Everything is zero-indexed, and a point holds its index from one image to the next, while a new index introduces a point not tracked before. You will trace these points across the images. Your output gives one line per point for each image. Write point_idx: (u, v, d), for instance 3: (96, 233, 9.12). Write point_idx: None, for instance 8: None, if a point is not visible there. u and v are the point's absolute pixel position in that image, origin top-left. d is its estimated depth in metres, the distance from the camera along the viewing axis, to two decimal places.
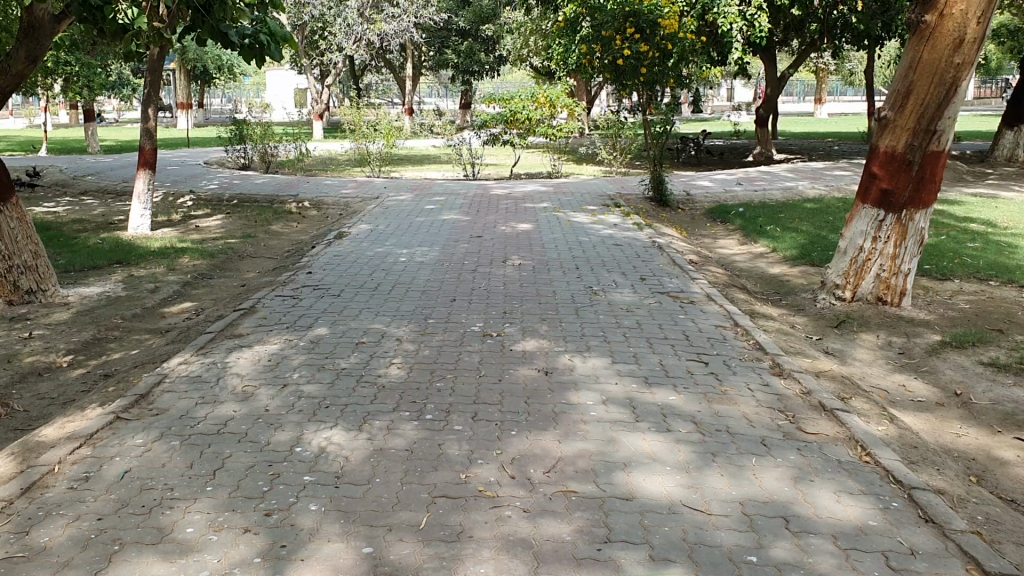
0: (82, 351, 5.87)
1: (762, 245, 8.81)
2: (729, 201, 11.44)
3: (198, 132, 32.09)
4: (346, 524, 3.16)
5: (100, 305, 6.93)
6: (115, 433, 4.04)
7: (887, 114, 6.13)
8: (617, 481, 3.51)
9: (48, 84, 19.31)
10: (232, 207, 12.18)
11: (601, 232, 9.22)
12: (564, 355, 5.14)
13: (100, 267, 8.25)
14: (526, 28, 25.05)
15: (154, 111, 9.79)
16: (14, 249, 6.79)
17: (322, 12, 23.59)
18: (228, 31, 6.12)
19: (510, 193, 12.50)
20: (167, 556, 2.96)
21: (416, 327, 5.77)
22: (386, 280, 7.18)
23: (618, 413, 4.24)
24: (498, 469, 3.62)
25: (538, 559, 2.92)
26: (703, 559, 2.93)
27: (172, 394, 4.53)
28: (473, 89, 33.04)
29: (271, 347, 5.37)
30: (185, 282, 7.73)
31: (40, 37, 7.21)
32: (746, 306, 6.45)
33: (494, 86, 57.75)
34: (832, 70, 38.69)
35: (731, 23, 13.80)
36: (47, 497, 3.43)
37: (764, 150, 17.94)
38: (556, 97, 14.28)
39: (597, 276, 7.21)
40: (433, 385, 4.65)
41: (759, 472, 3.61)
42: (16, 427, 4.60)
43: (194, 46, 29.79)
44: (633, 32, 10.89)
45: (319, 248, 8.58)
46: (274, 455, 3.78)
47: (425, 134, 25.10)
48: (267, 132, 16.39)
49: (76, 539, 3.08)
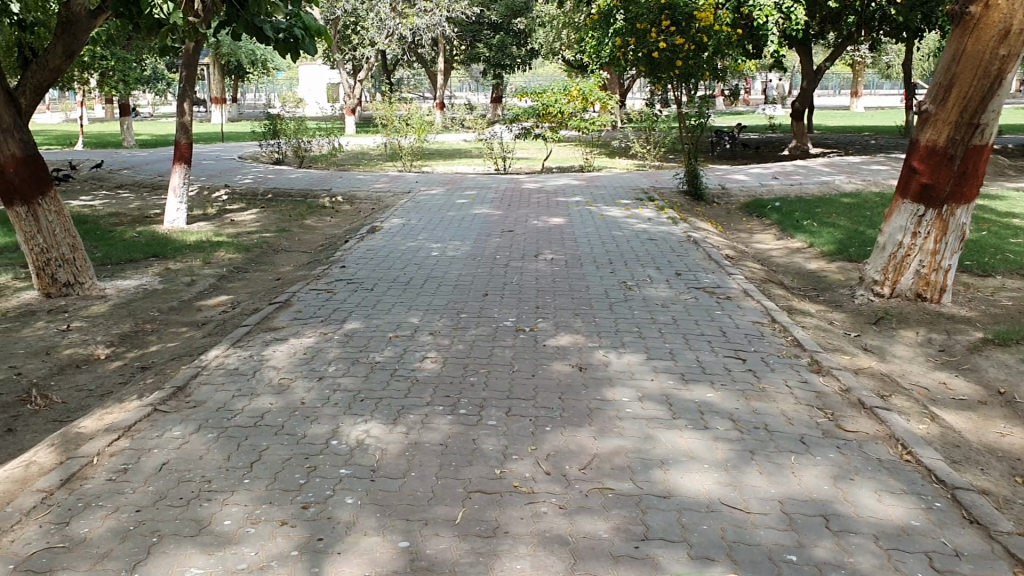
0: (121, 343, 5.93)
1: (799, 241, 8.71)
2: (765, 196, 11.29)
3: (233, 127, 32.20)
4: (383, 519, 3.15)
5: (138, 297, 7.00)
6: (155, 425, 4.08)
7: (929, 107, 6.01)
8: (655, 478, 3.48)
9: (85, 79, 19.56)
10: (266, 201, 12.25)
11: (635, 228, 9.11)
12: (600, 351, 5.11)
13: (137, 261, 8.33)
14: (559, 22, 24.92)
15: (188, 105, 9.85)
16: (53, 242, 6.88)
17: (355, 7, 23.62)
18: (263, 26, 6.15)
19: (543, 186, 12.41)
20: (206, 549, 2.97)
21: (449, 322, 5.76)
22: (417, 275, 7.15)
23: (655, 409, 4.21)
24: (533, 465, 3.60)
25: (577, 557, 2.90)
26: (743, 558, 2.90)
27: (210, 387, 4.56)
28: (506, 83, 32.83)
29: (307, 340, 5.38)
30: (221, 276, 7.79)
31: (77, 32, 7.32)
32: (784, 302, 6.37)
33: (526, 78, 57.46)
34: (870, 63, 38.17)
35: (767, 16, 13.61)
36: (86, 489, 3.45)
37: (800, 144, 17.77)
38: (589, 91, 14.11)
39: (631, 271, 7.18)
40: (467, 379, 4.65)
41: (799, 470, 3.56)
42: (56, 419, 4.67)
43: (228, 40, 30.02)
44: (669, 24, 10.76)
45: (353, 242, 8.62)
46: (310, 448, 3.79)
47: (459, 128, 25.10)
48: (301, 128, 16.48)
49: (115, 531, 3.10)
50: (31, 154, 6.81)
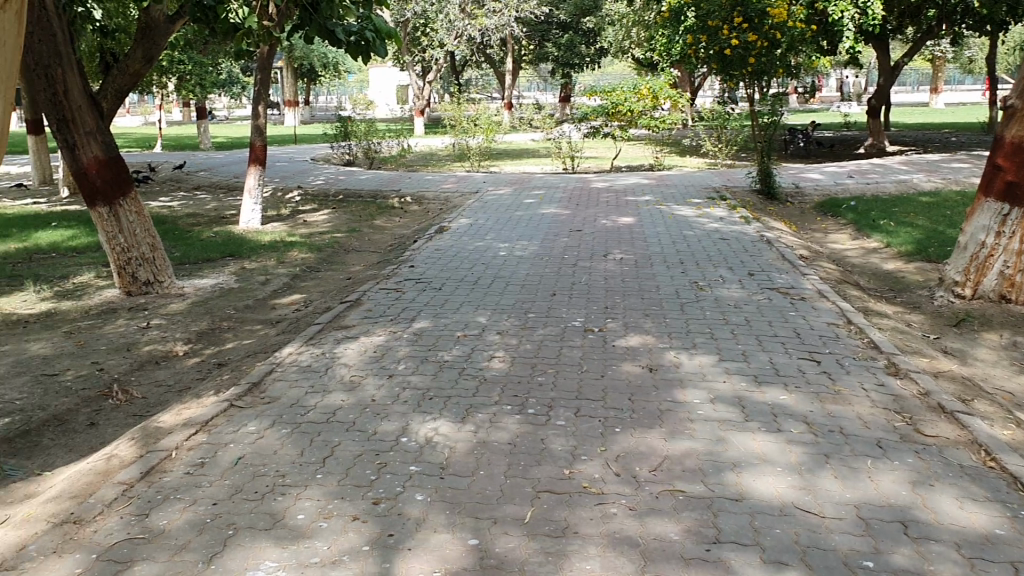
0: (198, 340, 6.08)
1: (875, 241, 8.51)
2: (840, 195, 11.05)
3: (305, 129, 32.78)
4: (453, 516, 3.17)
5: (214, 296, 7.17)
6: (231, 420, 4.17)
7: (1015, 103, 5.88)
8: (727, 481, 3.43)
9: (164, 83, 20.13)
10: (337, 201, 12.44)
11: (706, 227, 9.00)
12: (670, 352, 5.06)
13: (213, 260, 8.54)
14: (628, 21, 24.78)
15: (263, 108, 10.06)
16: (133, 242, 7.09)
17: (425, 8, 23.72)
18: (336, 29, 6.24)
19: (611, 186, 12.34)
20: (280, 542, 3.02)
21: (518, 322, 5.77)
22: (486, 275, 7.18)
23: (727, 412, 4.15)
24: (603, 466, 3.58)
25: (647, 559, 2.88)
26: (818, 563, 2.84)
27: (284, 384, 4.64)
28: (575, 82, 32.76)
29: (377, 338, 5.44)
30: (294, 275, 7.93)
31: (156, 37, 7.54)
32: (860, 303, 6.22)
33: (595, 77, 57.27)
34: (951, 58, 37.06)
35: (843, 11, 13.33)
36: (165, 481, 3.55)
37: (877, 142, 17.35)
38: (659, 88, 14.01)
39: (702, 271, 7.10)
40: (536, 379, 4.64)
41: (875, 475, 3.48)
42: (136, 414, 4.81)
43: (301, 44, 30.58)
44: (741, 21, 10.61)
45: (422, 242, 8.69)
46: (380, 444, 3.83)
47: (528, 128, 25.13)
48: (371, 129, 16.70)
49: (193, 523, 3.18)
50: (113, 155, 6.98)
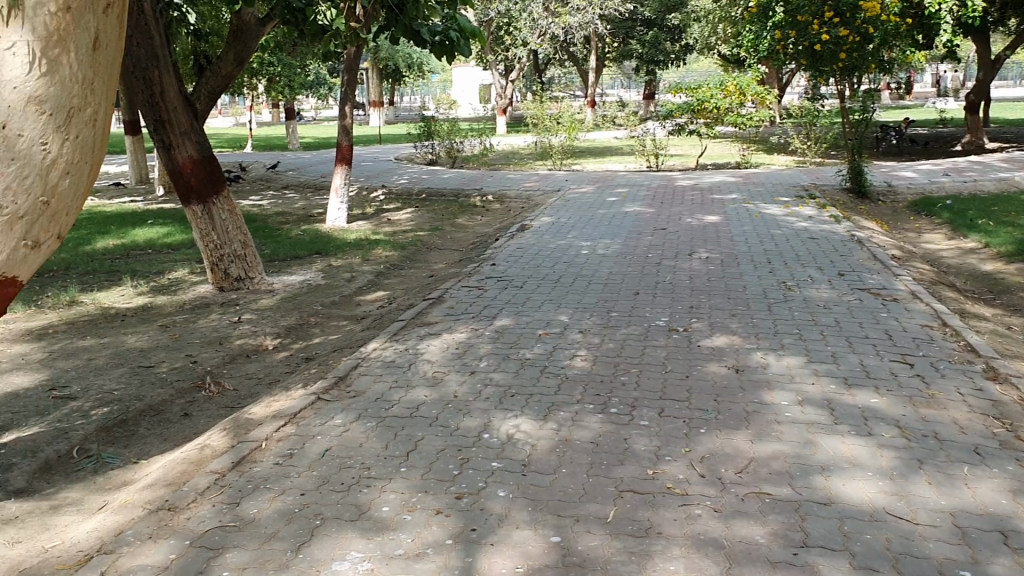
0: (287, 335, 6.23)
1: (972, 241, 8.22)
2: (935, 194, 10.70)
3: (390, 129, 33.25)
4: (535, 513, 3.18)
5: (302, 292, 7.33)
6: (318, 413, 4.26)
7: None
8: (815, 485, 3.35)
9: (255, 85, 20.65)
10: (421, 200, 12.59)
11: (793, 226, 8.83)
12: (757, 353, 4.98)
13: (301, 257, 8.73)
14: (713, 18, 24.45)
15: (351, 108, 10.29)
16: (226, 238, 7.31)
17: (508, 7, 23.62)
18: (421, 29, 6.31)
19: (696, 184, 12.19)
20: (365, 533, 3.07)
21: (601, 320, 5.75)
22: (569, 273, 7.17)
23: (815, 414, 4.06)
24: (687, 467, 3.54)
25: (732, 561, 2.84)
26: (910, 571, 2.76)
27: (369, 378, 4.72)
28: (659, 80, 32.45)
29: (459, 335, 5.49)
30: (378, 272, 8.05)
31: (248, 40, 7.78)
32: (955, 305, 6.02)
33: (679, 74, 56.63)
34: None
35: (940, 4, 12.96)
36: (256, 471, 3.65)
37: (975, 138, 16.75)
38: (746, 85, 13.78)
39: (789, 271, 6.96)
40: (618, 378, 4.62)
41: (972, 483, 3.36)
42: (227, 405, 4.95)
43: (387, 44, 31.02)
44: (833, 15, 10.33)
45: (505, 240, 8.74)
46: (463, 440, 3.87)
47: (611, 127, 25.00)
48: (454, 129, 16.84)
49: (282, 513, 3.26)
50: (206, 155, 7.19)
